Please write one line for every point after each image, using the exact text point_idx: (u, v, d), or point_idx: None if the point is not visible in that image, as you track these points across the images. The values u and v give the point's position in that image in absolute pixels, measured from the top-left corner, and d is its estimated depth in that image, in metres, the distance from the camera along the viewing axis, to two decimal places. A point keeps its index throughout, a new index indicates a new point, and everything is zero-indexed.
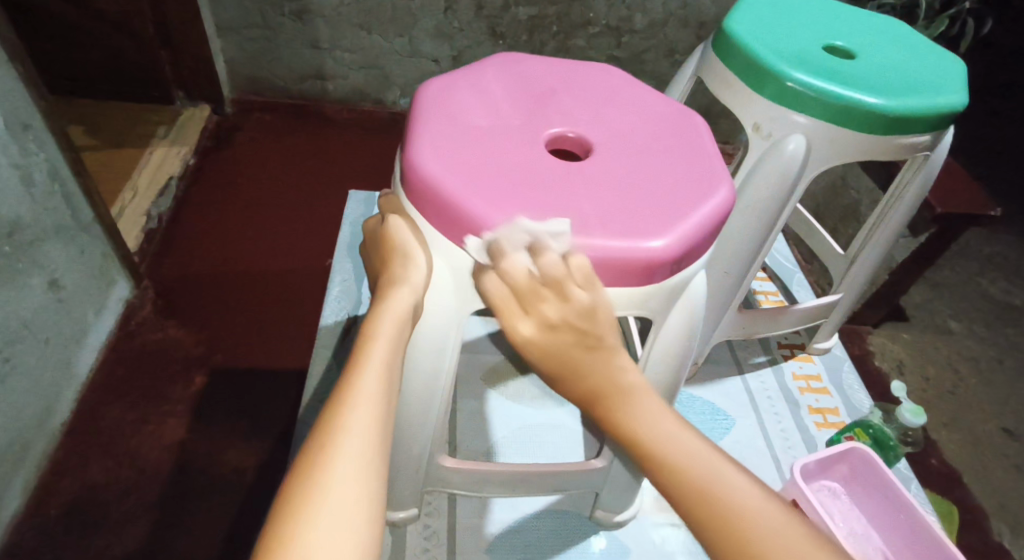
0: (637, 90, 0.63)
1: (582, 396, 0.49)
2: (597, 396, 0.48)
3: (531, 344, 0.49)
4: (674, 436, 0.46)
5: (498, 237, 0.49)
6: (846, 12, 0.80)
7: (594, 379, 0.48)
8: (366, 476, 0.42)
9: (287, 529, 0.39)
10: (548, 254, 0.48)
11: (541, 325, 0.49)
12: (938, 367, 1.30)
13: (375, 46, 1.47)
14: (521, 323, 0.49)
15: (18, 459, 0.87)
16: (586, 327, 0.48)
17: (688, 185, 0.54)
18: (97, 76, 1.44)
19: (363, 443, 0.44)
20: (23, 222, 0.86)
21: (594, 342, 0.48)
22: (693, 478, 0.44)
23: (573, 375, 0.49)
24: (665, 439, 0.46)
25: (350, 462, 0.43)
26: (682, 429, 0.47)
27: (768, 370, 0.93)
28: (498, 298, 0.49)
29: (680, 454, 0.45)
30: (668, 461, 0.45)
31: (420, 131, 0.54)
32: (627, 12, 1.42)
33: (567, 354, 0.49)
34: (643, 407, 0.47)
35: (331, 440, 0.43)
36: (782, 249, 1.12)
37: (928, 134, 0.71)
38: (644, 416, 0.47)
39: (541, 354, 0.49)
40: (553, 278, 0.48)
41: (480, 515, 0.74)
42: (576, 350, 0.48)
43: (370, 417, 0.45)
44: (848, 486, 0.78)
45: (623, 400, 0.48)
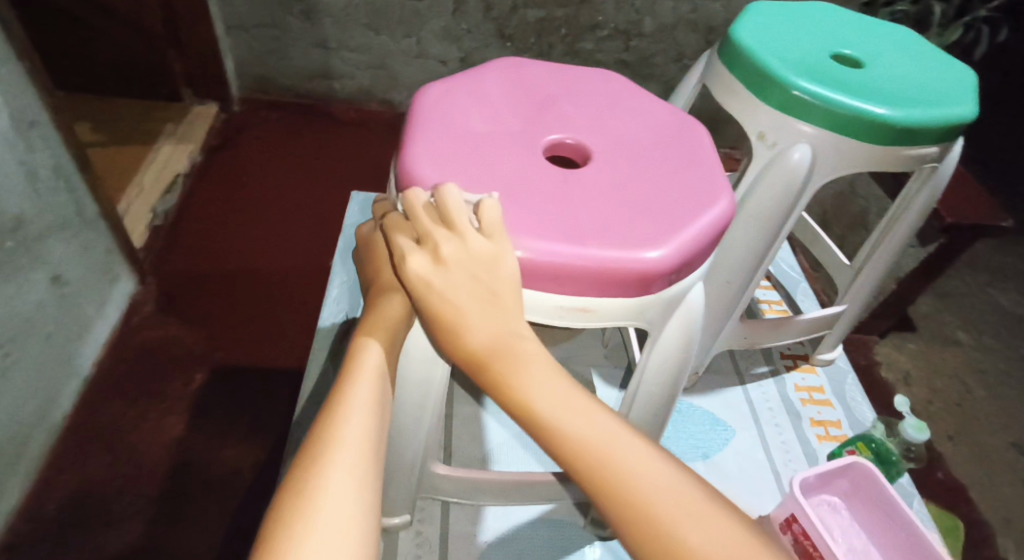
0: (639, 97, 0.62)
1: (465, 350, 0.46)
2: (482, 351, 0.45)
3: (421, 282, 0.47)
4: (576, 410, 0.43)
5: (416, 185, 0.50)
6: (855, 20, 0.79)
7: (484, 332, 0.46)
8: (360, 490, 0.42)
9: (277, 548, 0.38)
10: (455, 195, 0.48)
11: (436, 264, 0.47)
12: (945, 378, 1.28)
13: (383, 46, 1.46)
14: (414, 258, 0.47)
15: (18, 453, 0.87)
16: (481, 272, 0.46)
17: (686, 194, 0.53)
18: (106, 72, 1.45)
19: (356, 457, 0.43)
20: (27, 218, 0.86)
21: (488, 290, 0.46)
22: (586, 444, 0.42)
23: (457, 324, 0.46)
24: (553, 403, 0.43)
25: (343, 476, 0.42)
26: (574, 397, 0.44)
27: (770, 381, 0.92)
28: (399, 235, 0.49)
29: (569, 419, 0.43)
30: (555, 423, 0.43)
31: (416, 135, 0.53)
32: (636, 16, 1.41)
33: (456, 300, 0.46)
34: (531, 371, 0.45)
35: (322, 454, 0.43)
36: (787, 258, 1.10)
37: (936, 145, 0.69)
38: (532, 379, 0.44)
39: (425, 291, 0.47)
40: (449, 213, 0.48)
41: (474, 523, 0.73)
42: (472, 301, 0.46)
43: (362, 430, 0.44)
44: (848, 501, 0.77)
45: (513, 361, 0.45)
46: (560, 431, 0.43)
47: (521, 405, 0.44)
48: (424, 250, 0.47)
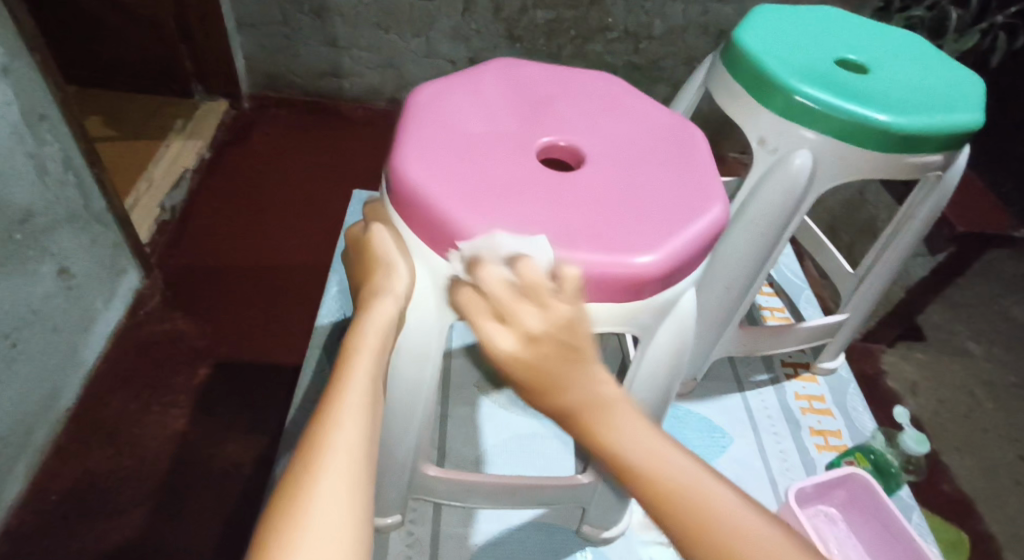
0: (637, 100, 0.62)
1: (559, 411, 0.44)
2: (587, 414, 0.43)
3: (508, 356, 0.44)
4: (659, 456, 0.42)
5: (481, 252, 0.47)
6: (862, 26, 0.78)
7: (576, 394, 0.44)
8: (355, 495, 0.41)
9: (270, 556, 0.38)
10: (529, 263, 0.44)
11: (523, 337, 0.43)
12: (954, 389, 1.26)
13: (392, 45, 1.47)
14: (496, 334, 0.44)
15: (21, 443, 0.88)
16: (567, 339, 0.43)
17: (681, 199, 0.53)
18: (118, 68, 1.46)
19: (349, 460, 0.42)
20: (35, 210, 0.87)
21: (575, 352, 0.43)
22: (680, 490, 0.41)
23: (550, 387, 0.43)
24: (650, 453, 0.42)
25: (337, 480, 0.41)
26: (668, 445, 0.42)
27: (770, 388, 0.91)
28: (477, 309, 0.46)
29: (664, 469, 0.42)
30: (660, 479, 0.41)
31: (409, 136, 0.53)
32: (646, 18, 1.40)
33: (545, 368, 0.43)
34: (623, 421, 0.43)
35: (315, 458, 0.42)
36: (791, 265, 1.09)
37: (940, 153, 0.68)
38: (625, 428, 0.43)
39: (521, 370, 0.44)
40: (533, 287, 0.44)
41: (465, 524, 0.73)
42: (558, 364, 0.43)
43: (357, 432, 0.44)
44: (845, 512, 0.76)
45: (606, 410, 0.44)
46: (661, 483, 0.41)
47: (622, 461, 0.42)
48: (507, 326, 0.44)
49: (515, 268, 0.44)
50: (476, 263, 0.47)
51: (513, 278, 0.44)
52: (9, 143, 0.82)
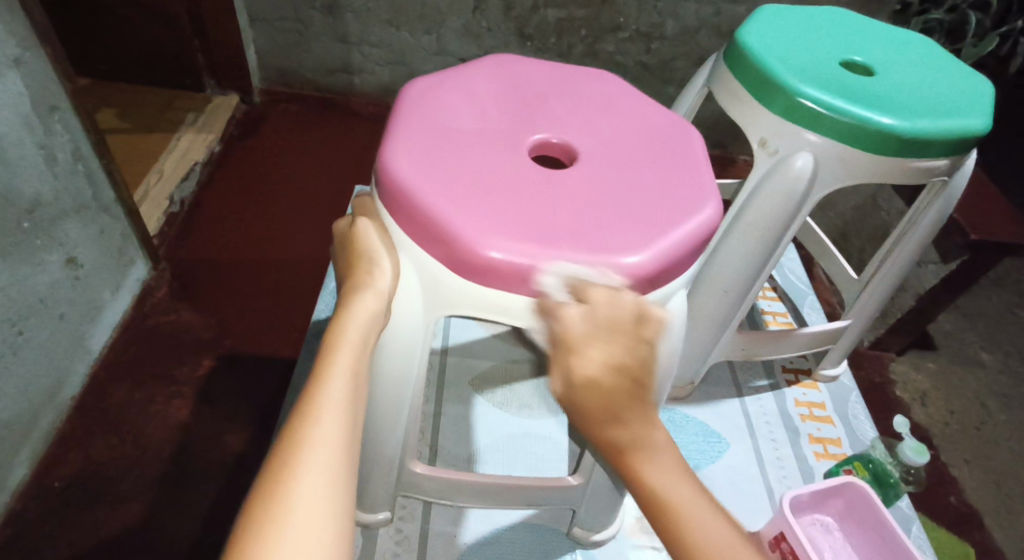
0: (634, 99, 0.61)
1: (610, 444, 0.45)
2: (627, 448, 0.45)
3: (585, 382, 0.44)
4: (696, 509, 0.44)
5: (581, 272, 0.47)
6: (869, 27, 0.77)
7: (628, 431, 0.45)
8: (334, 488, 0.41)
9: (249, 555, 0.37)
10: (626, 295, 0.46)
11: (603, 365, 0.44)
12: (964, 400, 1.24)
13: (403, 42, 1.46)
14: (586, 360, 0.44)
15: (26, 430, 0.89)
16: (640, 376, 0.45)
17: (673, 200, 0.52)
18: (132, 61, 1.47)
19: (329, 459, 0.42)
20: (44, 200, 0.88)
21: (640, 390, 0.45)
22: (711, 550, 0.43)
23: (612, 421, 0.45)
24: (674, 487, 0.45)
25: (317, 479, 0.41)
26: (689, 481, 0.45)
27: (769, 394, 0.90)
28: (569, 335, 0.44)
29: (696, 520, 0.44)
30: (679, 506, 0.44)
31: (399, 131, 0.53)
32: (658, 18, 1.39)
33: (613, 400, 0.44)
34: (665, 463, 0.45)
35: (295, 456, 0.41)
36: (796, 270, 1.08)
37: (946, 158, 0.67)
38: (666, 473, 0.45)
39: (591, 395, 0.44)
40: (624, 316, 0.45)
41: (455, 524, 0.72)
42: (624, 398, 0.44)
43: (336, 427, 0.43)
44: (842, 522, 0.74)
45: (648, 447, 0.45)
46: (674, 514, 0.44)
47: (649, 488, 0.45)
48: (594, 353, 0.44)
49: (621, 299, 0.45)
50: (575, 283, 0.46)
51: (605, 307, 0.45)
52: (19, 132, 0.82)
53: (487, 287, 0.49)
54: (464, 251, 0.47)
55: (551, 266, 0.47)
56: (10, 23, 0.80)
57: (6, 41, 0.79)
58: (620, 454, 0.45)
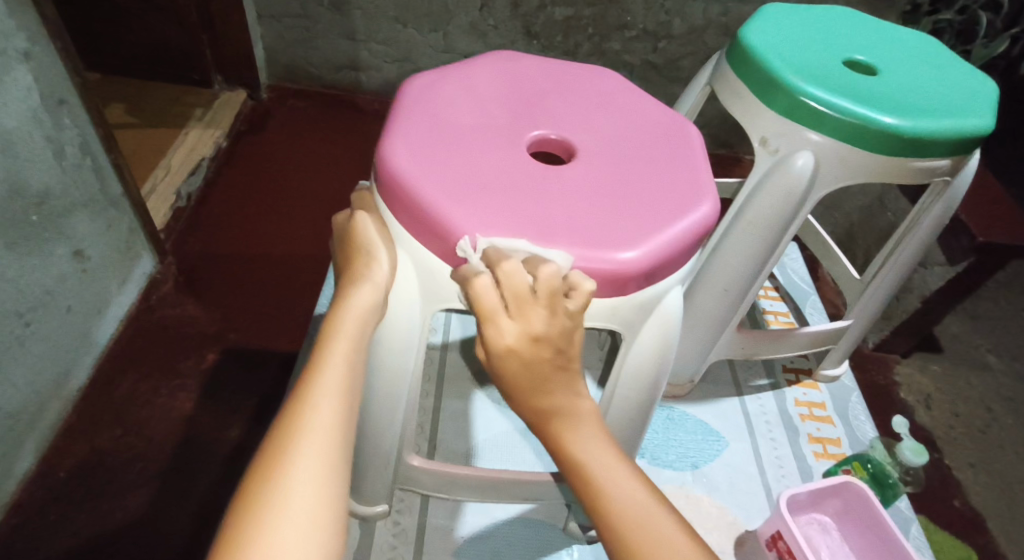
0: (633, 96, 0.61)
1: (533, 411, 0.48)
2: (552, 416, 0.47)
3: (505, 346, 0.46)
4: (614, 471, 0.45)
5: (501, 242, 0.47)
6: (873, 27, 0.76)
7: (555, 400, 0.48)
8: (331, 473, 0.42)
9: (244, 534, 0.38)
10: (548, 267, 0.45)
11: (522, 331, 0.46)
12: (969, 403, 1.23)
13: (409, 39, 1.47)
14: (500, 330, 0.46)
15: (33, 420, 0.90)
16: (558, 344, 0.47)
17: (669, 196, 0.52)
18: (141, 56, 1.48)
19: (325, 444, 0.43)
20: (52, 193, 0.89)
21: (561, 358, 0.47)
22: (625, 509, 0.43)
23: (530, 384, 0.47)
24: (593, 455, 0.46)
25: (313, 462, 0.42)
26: (611, 451, 0.46)
27: (769, 394, 0.90)
28: (484, 306, 0.46)
29: (612, 481, 0.44)
30: (598, 471, 0.45)
31: (398, 125, 0.53)
32: (665, 17, 1.39)
33: (531, 363, 0.47)
34: (584, 429, 0.47)
35: (292, 441, 0.42)
36: (799, 270, 1.08)
37: (949, 157, 0.66)
38: (585, 439, 0.47)
39: (512, 358, 0.47)
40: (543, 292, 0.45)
41: (453, 517, 0.73)
42: (541, 362, 0.47)
43: (333, 414, 0.44)
44: (840, 522, 0.74)
45: (570, 416, 0.47)
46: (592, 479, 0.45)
47: (568, 455, 0.46)
48: (510, 320, 0.46)
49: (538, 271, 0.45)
50: (491, 251, 0.47)
51: (519, 284, 0.45)
52: (28, 126, 0.83)
53: None
54: (460, 245, 0.48)
55: (484, 239, 0.47)
56: (21, 18, 0.80)
57: (15, 36, 0.80)
58: (544, 421, 0.48)
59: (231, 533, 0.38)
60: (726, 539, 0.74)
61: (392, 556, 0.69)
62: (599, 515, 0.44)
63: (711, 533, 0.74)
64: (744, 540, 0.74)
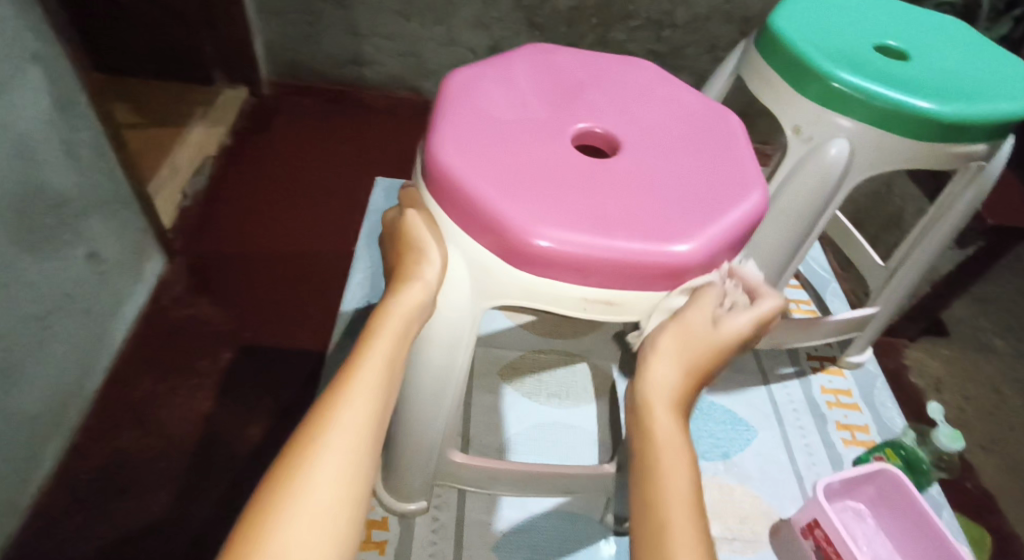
0: (670, 86, 0.61)
1: (658, 375, 0.50)
2: (666, 404, 0.49)
3: (703, 323, 0.51)
4: (677, 458, 0.46)
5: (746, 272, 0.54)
6: (900, 11, 0.76)
7: (676, 379, 0.50)
8: (354, 471, 0.43)
9: (267, 519, 0.40)
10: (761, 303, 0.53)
11: (724, 327, 0.51)
12: (978, 386, 1.24)
13: (413, 33, 1.45)
14: (729, 328, 0.51)
15: (54, 422, 0.89)
16: (717, 355, 0.51)
17: (718, 188, 0.52)
18: (140, 54, 1.45)
19: (355, 441, 0.44)
20: (67, 195, 0.87)
21: (706, 365, 0.51)
22: (680, 490, 0.45)
23: (672, 353, 0.50)
24: (679, 465, 0.46)
25: (338, 458, 0.43)
26: (693, 481, 0.46)
27: (796, 381, 0.90)
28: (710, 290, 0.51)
29: (674, 463, 0.46)
30: (672, 485, 0.45)
31: (444, 121, 0.52)
32: (669, 6, 1.38)
33: (700, 347, 0.51)
34: (671, 417, 0.48)
35: (322, 434, 0.43)
36: (818, 258, 1.08)
37: (984, 143, 0.67)
38: (669, 422, 0.48)
39: (696, 333, 0.51)
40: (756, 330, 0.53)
41: (489, 512, 0.73)
42: (700, 355, 0.50)
43: (364, 413, 0.45)
44: (874, 508, 0.75)
45: (682, 424, 0.48)
46: (666, 481, 0.45)
47: (666, 457, 0.46)
48: (729, 315, 0.52)
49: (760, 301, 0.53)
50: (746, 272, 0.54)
51: (763, 316, 0.52)
52: (42, 128, 0.82)
53: (536, 276, 0.49)
54: (515, 240, 0.47)
55: (546, 233, 0.47)
56: (31, 19, 0.79)
57: (26, 36, 0.78)
58: (653, 408, 0.48)
59: (256, 514, 0.40)
60: (761, 527, 0.75)
61: (432, 552, 0.69)
62: (652, 522, 0.43)
63: (746, 522, 0.75)
64: (779, 528, 0.75)
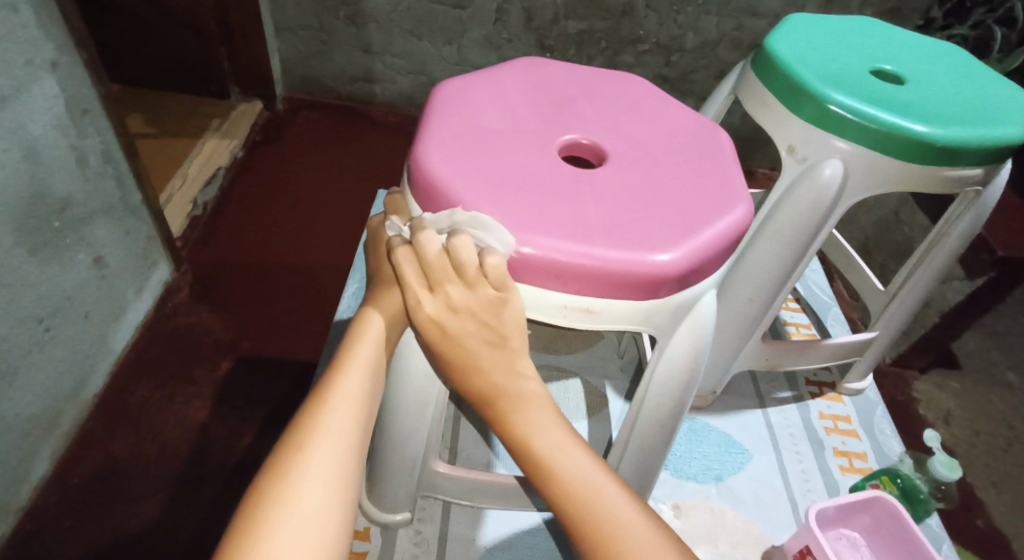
0: (661, 101, 0.61)
1: (478, 394, 0.50)
2: (498, 394, 0.49)
3: (429, 321, 0.49)
4: (563, 448, 0.47)
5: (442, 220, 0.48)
6: (899, 36, 0.76)
7: (478, 383, 0.49)
8: (341, 478, 0.42)
9: (254, 528, 0.39)
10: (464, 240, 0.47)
11: (443, 306, 0.48)
12: (990, 420, 1.20)
13: (425, 52, 1.47)
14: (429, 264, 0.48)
15: (50, 425, 0.89)
16: (486, 320, 0.48)
17: (702, 201, 0.52)
18: (159, 67, 1.49)
19: (341, 448, 0.43)
20: (75, 200, 0.88)
21: (492, 334, 0.49)
22: (568, 482, 0.45)
23: (465, 368, 0.49)
24: (547, 443, 0.47)
25: (325, 466, 0.42)
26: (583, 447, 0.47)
27: (793, 406, 0.89)
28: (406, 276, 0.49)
29: (548, 450, 0.47)
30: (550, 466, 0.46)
31: (432, 129, 0.53)
32: (678, 31, 1.38)
33: (462, 342, 0.49)
34: (535, 414, 0.48)
35: (308, 442, 0.43)
36: (819, 282, 1.07)
37: (980, 167, 0.66)
38: (532, 422, 0.48)
39: (440, 332, 0.49)
40: (469, 271, 0.47)
41: (475, 526, 0.71)
42: (481, 348, 0.49)
43: (348, 420, 0.45)
44: (869, 538, 0.73)
45: (523, 410, 0.48)
46: (551, 467, 0.46)
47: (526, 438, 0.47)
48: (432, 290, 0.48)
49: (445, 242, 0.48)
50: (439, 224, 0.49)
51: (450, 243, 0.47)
52: (52, 133, 0.83)
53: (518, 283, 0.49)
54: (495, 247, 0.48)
55: (525, 240, 0.47)
56: (50, 27, 0.80)
57: (44, 45, 0.79)
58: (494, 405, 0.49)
59: (244, 526, 0.39)
60: (754, 552, 0.73)
61: None
62: (531, 464, 0.47)
63: (738, 547, 0.73)
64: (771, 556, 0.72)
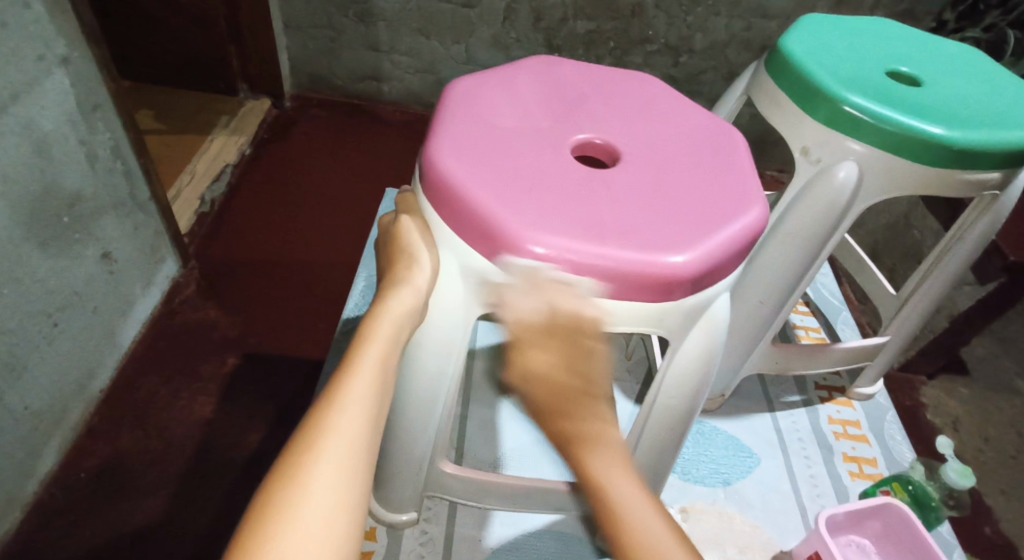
0: (674, 101, 0.61)
1: (558, 436, 0.47)
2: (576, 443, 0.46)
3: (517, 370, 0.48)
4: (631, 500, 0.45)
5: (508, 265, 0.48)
6: (914, 37, 0.76)
7: (567, 424, 0.47)
8: (351, 477, 0.42)
9: (265, 526, 0.38)
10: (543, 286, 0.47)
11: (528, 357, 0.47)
12: (999, 428, 1.19)
13: (433, 51, 1.47)
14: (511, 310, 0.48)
15: (57, 419, 0.89)
16: (569, 367, 0.47)
17: (717, 202, 0.51)
18: (168, 63, 1.49)
19: (351, 446, 0.43)
20: (84, 195, 0.88)
21: (579, 384, 0.47)
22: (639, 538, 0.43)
23: (549, 413, 0.47)
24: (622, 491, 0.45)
25: (336, 464, 0.42)
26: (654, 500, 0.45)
27: (802, 410, 0.88)
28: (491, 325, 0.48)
29: (626, 506, 0.44)
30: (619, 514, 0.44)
31: (445, 127, 0.52)
32: (688, 32, 1.37)
33: (551, 387, 0.47)
34: (608, 453, 0.46)
35: (320, 439, 0.42)
36: (828, 285, 1.06)
37: (998, 171, 0.65)
38: (607, 465, 0.46)
39: (523, 380, 0.48)
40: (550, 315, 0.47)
41: (480, 527, 0.71)
42: (560, 394, 0.47)
43: (359, 418, 0.44)
44: (880, 545, 0.72)
45: (609, 458, 0.46)
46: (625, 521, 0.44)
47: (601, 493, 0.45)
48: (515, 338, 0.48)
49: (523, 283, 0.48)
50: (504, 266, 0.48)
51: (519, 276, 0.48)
52: (63, 129, 0.83)
53: None
54: (509, 247, 0.47)
55: (539, 241, 0.47)
56: (61, 22, 0.80)
57: (55, 40, 0.79)
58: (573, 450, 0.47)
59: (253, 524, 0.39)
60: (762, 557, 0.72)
61: None
62: (604, 516, 0.45)
63: (746, 551, 0.72)
64: None
